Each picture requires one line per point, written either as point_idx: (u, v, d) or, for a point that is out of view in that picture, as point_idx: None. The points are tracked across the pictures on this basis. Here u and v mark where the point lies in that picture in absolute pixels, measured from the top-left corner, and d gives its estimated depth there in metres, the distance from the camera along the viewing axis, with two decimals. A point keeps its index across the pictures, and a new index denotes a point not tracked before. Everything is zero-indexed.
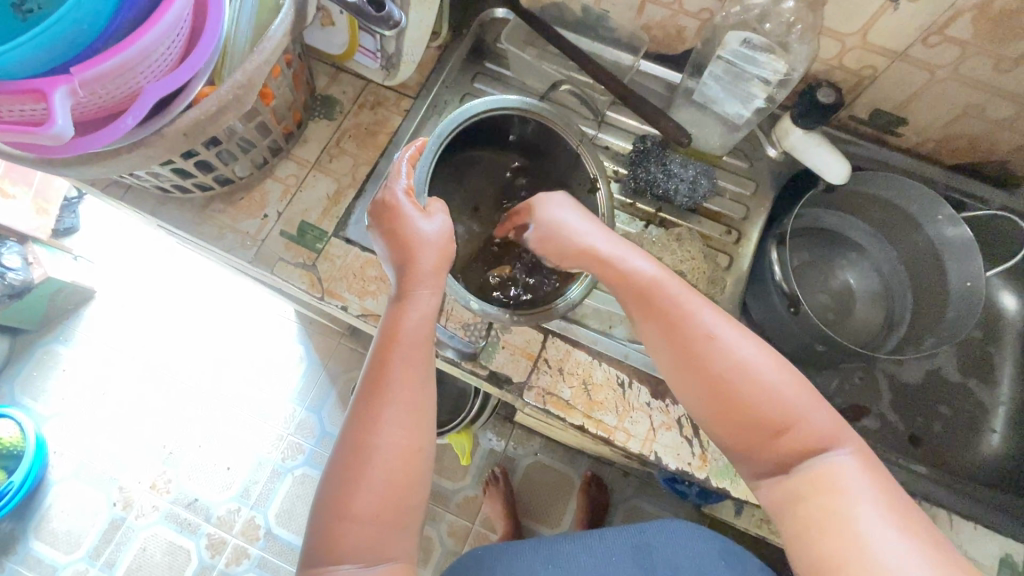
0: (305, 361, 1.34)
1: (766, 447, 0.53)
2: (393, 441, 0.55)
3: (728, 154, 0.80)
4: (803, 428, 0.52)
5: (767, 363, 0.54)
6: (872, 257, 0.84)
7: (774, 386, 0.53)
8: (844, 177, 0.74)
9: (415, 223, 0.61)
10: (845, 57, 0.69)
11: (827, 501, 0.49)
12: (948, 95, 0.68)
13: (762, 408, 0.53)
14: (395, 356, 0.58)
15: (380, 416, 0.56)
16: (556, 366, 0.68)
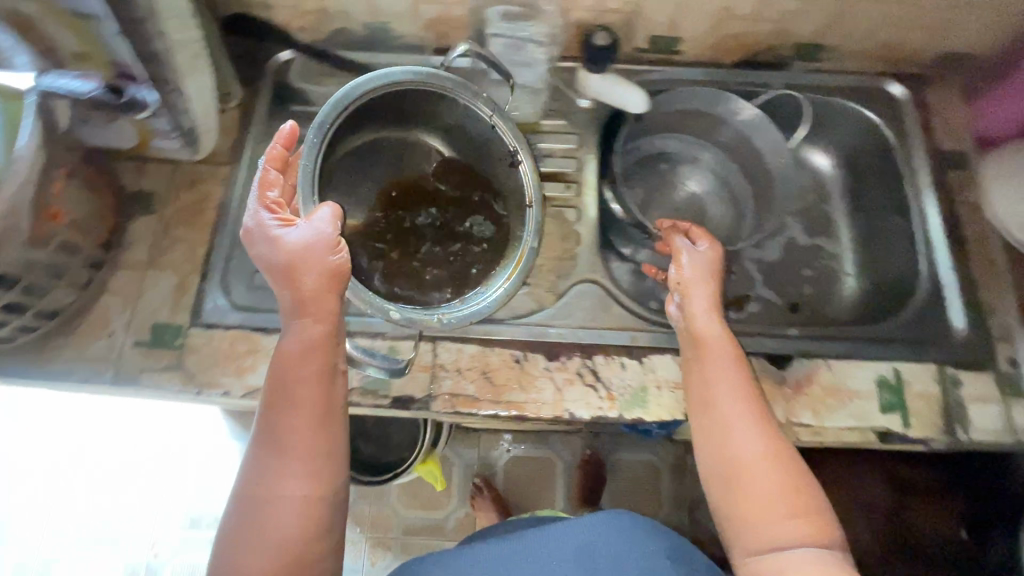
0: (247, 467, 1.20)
1: (745, 506, 0.58)
2: (291, 493, 0.56)
3: (545, 118, 0.83)
4: (787, 524, 0.56)
5: (772, 503, 0.57)
6: (704, 161, 0.90)
7: (776, 503, 0.57)
8: (645, 103, 0.80)
9: (269, 244, 0.57)
10: (604, 0, 0.75)
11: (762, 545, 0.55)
12: (701, 5, 0.76)
13: (758, 484, 0.58)
14: (294, 401, 0.56)
15: (284, 466, 0.56)
16: (452, 367, 0.69)
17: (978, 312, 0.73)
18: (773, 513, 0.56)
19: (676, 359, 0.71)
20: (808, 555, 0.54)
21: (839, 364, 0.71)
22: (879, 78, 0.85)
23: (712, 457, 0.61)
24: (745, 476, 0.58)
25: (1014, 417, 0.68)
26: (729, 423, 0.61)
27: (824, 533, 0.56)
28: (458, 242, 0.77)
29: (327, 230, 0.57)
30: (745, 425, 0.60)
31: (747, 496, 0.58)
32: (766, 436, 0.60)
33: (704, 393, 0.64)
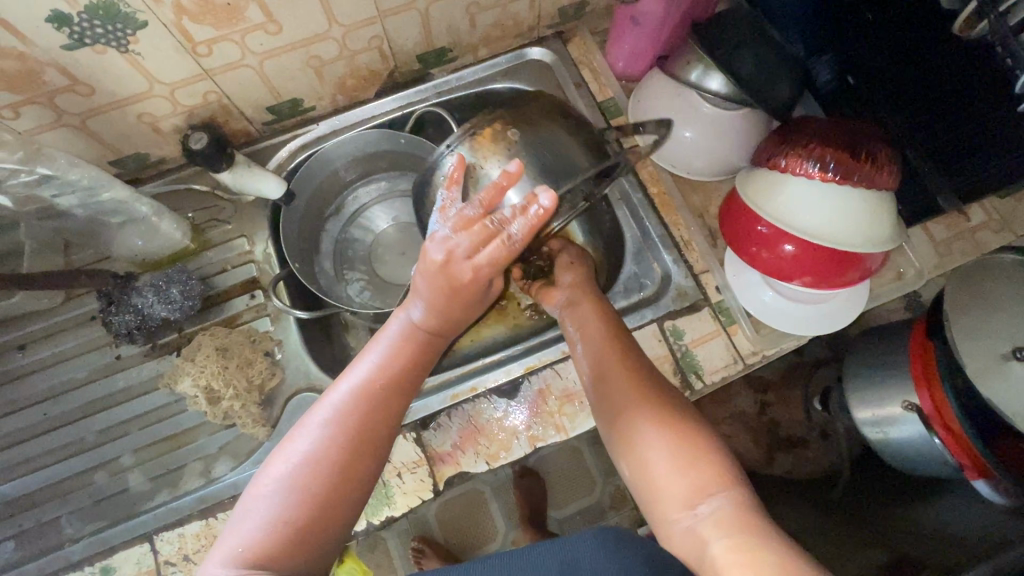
0: None
1: (649, 477, 0.51)
2: (337, 463, 0.47)
3: (205, 234, 0.76)
4: (696, 470, 0.49)
5: (662, 462, 0.50)
6: (395, 193, 0.86)
7: (661, 467, 0.50)
8: (283, 184, 0.74)
9: (452, 280, 0.52)
10: (180, 101, 0.67)
11: (688, 494, 0.48)
12: (288, 66, 0.69)
13: (653, 448, 0.52)
14: (406, 374, 0.53)
15: (331, 477, 0.46)
16: (180, 556, 0.63)
17: (679, 250, 0.72)
18: (667, 478, 0.49)
19: (408, 438, 0.66)
20: (712, 511, 0.46)
21: (566, 364, 0.68)
22: (517, 57, 0.82)
23: (623, 427, 0.55)
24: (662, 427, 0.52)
25: (737, 342, 0.68)
26: (633, 389, 0.56)
27: (719, 478, 0.48)
28: (153, 413, 0.69)
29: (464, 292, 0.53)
30: (626, 397, 0.56)
31: (647, 466, 0.51)
32: (647, 400, 0.55)
33: (600, 382, 0.59)
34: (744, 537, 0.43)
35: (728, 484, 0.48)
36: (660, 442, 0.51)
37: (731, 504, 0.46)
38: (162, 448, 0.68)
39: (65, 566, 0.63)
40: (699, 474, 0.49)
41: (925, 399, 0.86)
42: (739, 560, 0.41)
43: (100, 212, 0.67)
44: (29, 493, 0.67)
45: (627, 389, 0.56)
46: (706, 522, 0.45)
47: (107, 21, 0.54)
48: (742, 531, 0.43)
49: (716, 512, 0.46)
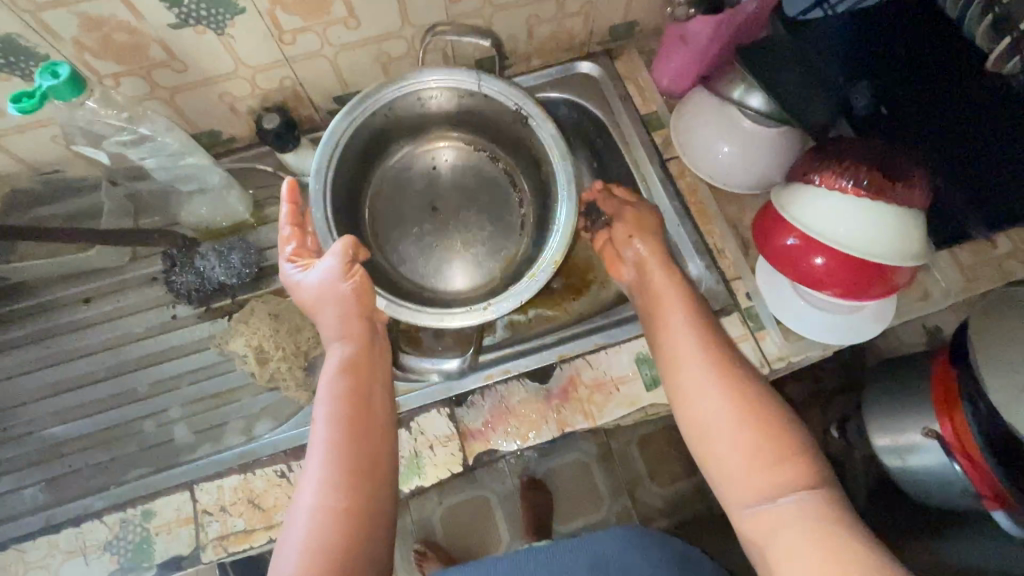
0: None
1: (724, 460, 0.54)
2: (341, 485, 0.51)
3: (264, 209, 0.81)
4: (776, 463, 0.52)
5: (739, 447, 0.54)
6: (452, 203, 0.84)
7: (740, 462, 0.54)
8: None
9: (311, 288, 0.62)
10: (259, 84, 0.73)
11: (765, 482, 0.52)
12: (359, 60, 0.75)
13: (727, 431, 0.55)
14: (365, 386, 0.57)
15: (343, 490, 0.50)
16: (216, 507, 0.65)
17: (712, 256, 0.75)
18: (744, 476, 0.53)
19: (442, 413, 0.68)
20: (792, 503, 0.50)
21: (597, 355, 0.71)
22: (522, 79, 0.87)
23: (698, 405, 0.57)
24: (742, 410, 0.55)
25: (765, 347, 0.70)
26: (708, 366, 0.58)
27: (798, 472, 0.52)
28: (202, 370, 0.73)
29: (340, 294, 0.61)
30: (705, 382, 0.58)
31: (722, 449, 0.55)
32: (725, 377, 0.57)
33: (669, 360, 0.61)
34: (827, 534, 0.47)
35: (805, 474, 0.52)
36: (740, 425, 0.54)
37: (807, 495, 0.50)
38: (208, 404, 0.72)
39: (109, 507, 0.65)
40: (780, 466, 0.52)
41: (945, 425, 0.87)
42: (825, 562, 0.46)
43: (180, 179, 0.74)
44: (80, 436, 0.70)
45: (712, 377, 0.58)
46: (789, 515, 0.49)
47: (213, 5, 0.60)
48: (826, 529, 0.47)
49: (796, 510, 0.49)
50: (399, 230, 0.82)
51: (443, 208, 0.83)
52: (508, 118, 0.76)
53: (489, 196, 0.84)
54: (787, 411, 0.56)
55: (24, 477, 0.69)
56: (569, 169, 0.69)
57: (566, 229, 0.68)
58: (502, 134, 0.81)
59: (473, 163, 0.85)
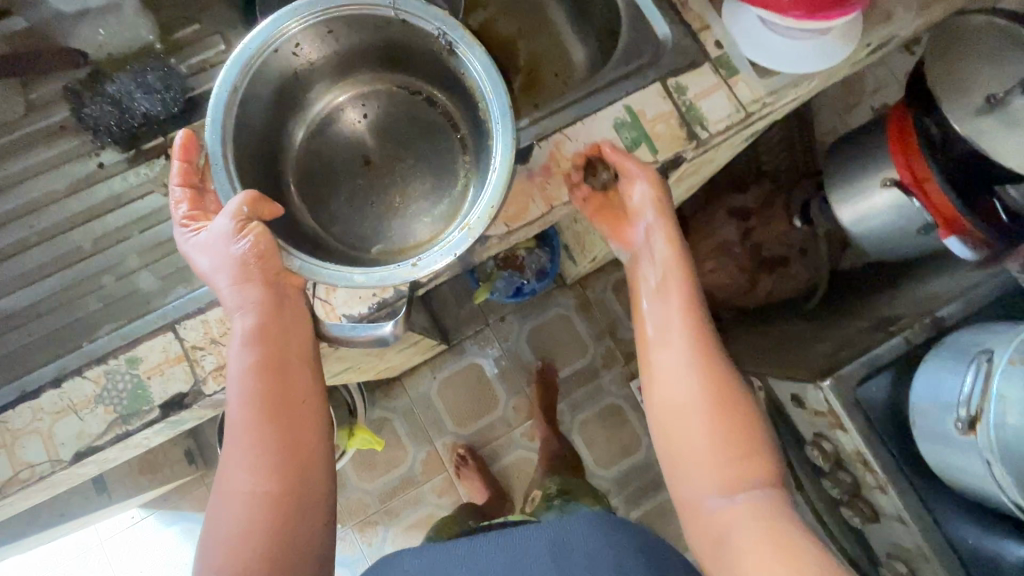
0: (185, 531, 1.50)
1: (694, 454, 0.64)
2: (249, 483, 0.55)
3: (173, 30, 0.70)
4: (733, 465, 0.62)
5: (709, 441, 0.63)
6: (395, 160, 0.76)
7: (701, 443, 0.64)
8: None
9: (209, 262, 0.56)
10: None
11: (709, 471, 0.63)
12: None
13: (696, 431, 0.64)
14: (273, 368, 0.57)
15: (249, 485, 0.55)
16: (207, 340, 0.61)
17: (679, 9, 0.71)
18: (708, 462, 0.63)
19: None
20: (744, 501, 0.59)
21: (575, 128, 0.67)
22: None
23: (669, 398, 0.67)
24: (716, 405, 0.64)
25: (740, 92, 0.69)
26: (696, 350, 0.66)
27: (762, 476, 0.61)
28: (151, 217, 0.66)
29: (227, 280, 0.55)
30: (680, 363, 0.67)
31: (687, 442, 0.65)
32: (708, 362, 0.66)
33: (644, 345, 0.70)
34: (772, 526, 0.56)
35: (757, 476, 0.61)
36: (713, 416, 0.64)
37: (765, 497, 0.59)
38: (168, 249, 0.66)
39: (87, 363, 0.60)
40: (748, 480, 0.61)
41: (903, 171, 0.90)
42: (758, 542, 0.55)
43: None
44: (32, 305, 0.64)
45: (684, 354, 0.67)
46: (739, 508, 0.59)
47: None
48: (770, 521, 0.57)
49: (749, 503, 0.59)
50: (334, 194, 0.74)
51: (375, 160, 0.75)
52: (433, 47, 0.66)
53: (421, 131, 0.77)
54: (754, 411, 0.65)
55: None
56: (485, 59, 0.60)
57: (503, 170, 0.55)
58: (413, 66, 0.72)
59: (408, 107, 0.77)
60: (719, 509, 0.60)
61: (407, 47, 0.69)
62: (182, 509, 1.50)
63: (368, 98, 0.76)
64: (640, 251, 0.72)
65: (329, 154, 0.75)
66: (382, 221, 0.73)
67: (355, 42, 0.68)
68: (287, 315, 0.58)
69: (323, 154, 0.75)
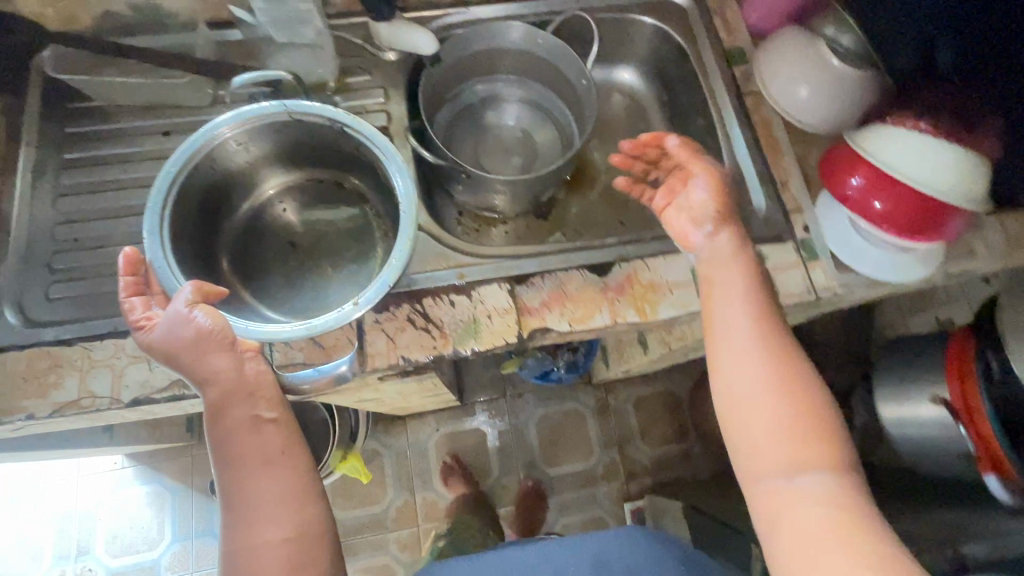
0: (161, 489, 1.47)
1: (773, 527, 0.54)
2: (269, 531, 0.61)
3: (350, 76, 0.82)
4: (819, 510, 0.52)
5: (817, 524, 0.52)
6: (324, 240, 0.87)
7: (816, 523, 0.52)
8: (434, 45, 0.80)
9: (170, 340, 0.60)
10: None
11: (799, 510, 0.53)
12: None
13: (799, 509, 0.53)
14: (243, 428, 0.62)
15: (257, 525, 0.61)
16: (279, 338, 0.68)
17: (778, 189, 0.78)
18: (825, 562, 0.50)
19: (502, 286, 0.71)
20: (810, 484, 0.54)
21: (655, 261, 0.74)
22: (535, 31, 0.83)
23: (780, 455, 0.56)
24: (772, 439, 0.56)
25: (815, 276, 0.74)
26: (771, 431, 0.57)
27: (865, 538, 0.50)
28: None
29: (182, 355, 0.60)
30: (755, 368, 0.59)
31: (790, 520, 0.53)
32: (816, 438, 0.56)
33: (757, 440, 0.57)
34: (845, 515, 0.52)
35: (812, 466, 0.55)
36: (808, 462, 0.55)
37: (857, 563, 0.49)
38: None
39: None
40: (799, 481, 0.54)
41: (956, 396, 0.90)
42: (852, 549, 0.50)
43: (290, 29, 0.76)
44: None
45: (793, 456, 0.55)
46: (812, 492, 0.53)
47: None
48: (848, 513, 0.52)
49: (806, 485, 0.54)
50: (266, 265, 0.85)
51: (301, 242, 0.87)
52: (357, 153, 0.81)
53: (340, 214, 0.88)
54: (848, 458, 0.55)
55: (92, 287, 0.71)
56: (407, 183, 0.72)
57: (394, 271, 0.67)
58: (332, 160, 0.85)
59: (334, 192, 0.89)
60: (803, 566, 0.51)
61: (334, 148, 0.83)
62: (160, 471, 1.47)
63: (298, 182, 0.88)
64: (722, 337, 0.61)
65: (260, 226, 0.87)
66: (301, 293, 0.83)
67: (263, 149, 0.81)
68: (250, 426, 0.62)
69: (257, 223, 0.87)
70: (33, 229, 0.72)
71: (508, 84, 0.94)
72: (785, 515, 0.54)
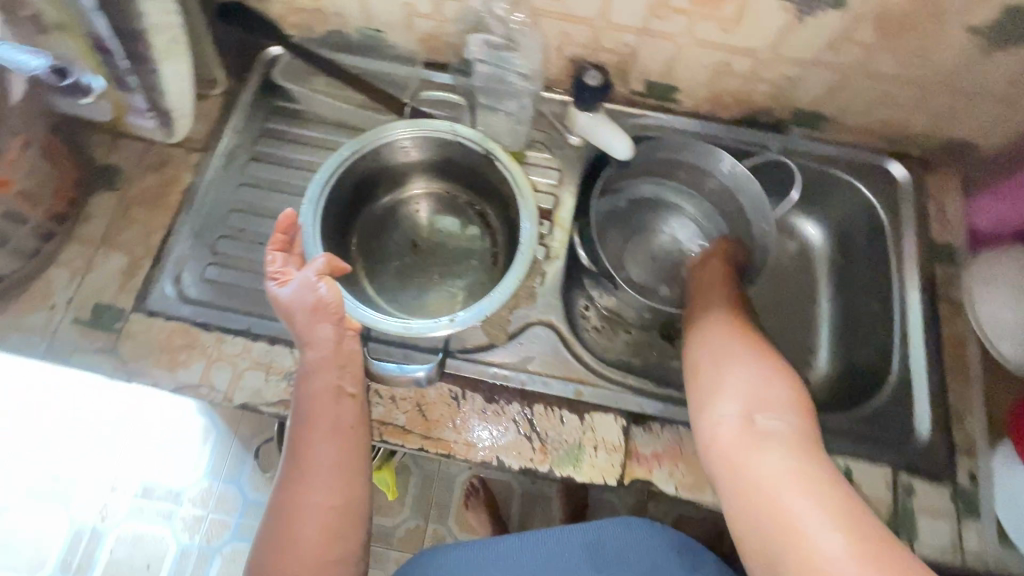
0: (204, 437, 1.25)
1: (715, 414, 0.60)
2: (316, 501, 0.58)
3: (531, 149, 0.81)
4: (776, 396, 0.59)
5: (740, 393, 0.60)
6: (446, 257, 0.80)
7: (740, 405, 0.59)
8: (630, 152, 0.77)
9: (292, 300, 0.61)
10: (601, 39, 0.72)
11: (751, 447, 0.56)
12: (699, 58, 0.72)
13: (724, 389, 0.61)
14: (328, 395, 0.60)
15: (304, 489, 0.58)
16: (387, 394, 0.67)
17: (949, 418, 0.70)
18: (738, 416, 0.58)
19: (618, 420, 0.68)
20: (780, 429, 0.57)
21: None
22: (735, 161, 0.77)
23: (700, 363, 0.65)
24: (709, 371, 0.63)
25: (967, 536, 0.64)
26: (721, 352, 0.64)
27: (781, 414, 0.58)
28: None
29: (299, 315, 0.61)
30: (738, 371, 0.62)
31: (719, 395, 0.61)
32: (745, 343, 0.65)
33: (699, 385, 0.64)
34: (809, 466, 0.54)
35: (767, 384, 0.60)
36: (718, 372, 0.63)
37: (788, 455, 0.55)
38: None
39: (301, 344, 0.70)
40: (735, 372, 0.62)
41: None
42: (799, 479, 0.52)
43: (495, 97, 0.77)
44: None
45: (739, 344, 0.65)
46: (775, 440, 0.56)
47: None
48: (800, 460, 0.54)
49: (773, 454, 0.55)
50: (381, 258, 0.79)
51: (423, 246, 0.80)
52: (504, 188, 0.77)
53: (468, 236, 0.81)
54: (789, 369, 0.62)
55: (242, 279, 0.74)
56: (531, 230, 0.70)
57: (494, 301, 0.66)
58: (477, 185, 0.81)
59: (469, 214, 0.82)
60: (756, 475, 0.54)
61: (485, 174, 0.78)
62: (210, 408, 1.25)
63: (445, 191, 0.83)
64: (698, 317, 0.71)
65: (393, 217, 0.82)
66: (405, 303, 0.76)
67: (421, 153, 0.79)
68: (333, 397, 0.60)
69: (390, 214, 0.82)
70: (212, 207, 0.77)
71: (687, 198, 0.86)
72: (764, 506, 0.52)
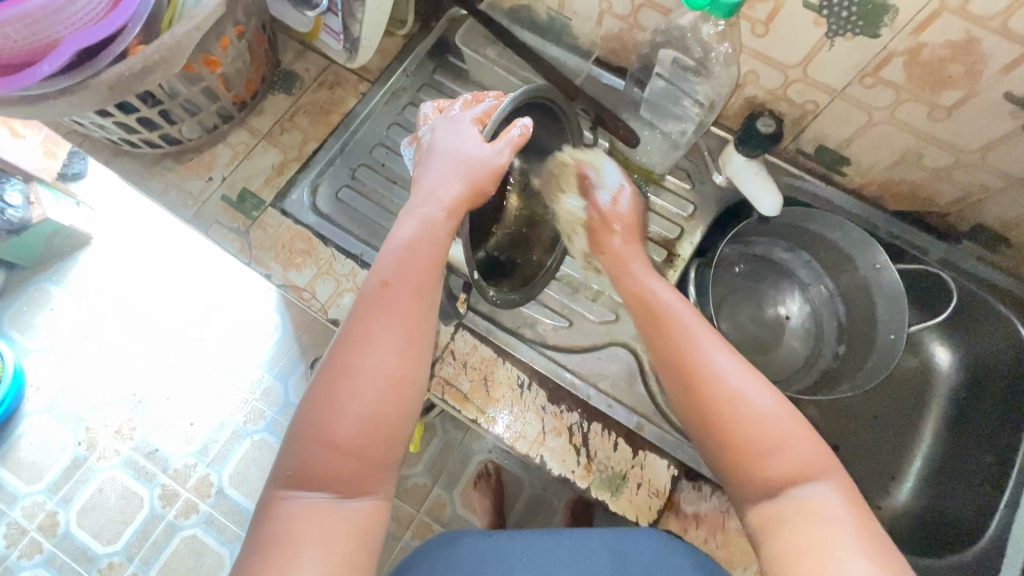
0: (279, 331, 1.35)
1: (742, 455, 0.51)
2: (375, 366, 0.51)
3: (671, 174, 0.79)
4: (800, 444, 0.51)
5: (747, 393, 0.52)
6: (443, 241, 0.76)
7: (761, 431, 0.51)
8: (775, 210, 0.74)
9: (477, 162, 0.58)
10: (789, 89, 0.68)
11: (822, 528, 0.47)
12: (887, 138, 0.67)
13: (737, 412, 0.52)
14: (428, 265, 0.55)
15: (362, 348, 0.51)
16: (460, 358, 0.69)
17: None
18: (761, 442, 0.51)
19: (670, 468, 0.66)
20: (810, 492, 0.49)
21: None
22: (887, 259, 0.71)
23: (755, 395, 0.52)
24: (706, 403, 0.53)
25: None
26: (740, 371, 0.54)
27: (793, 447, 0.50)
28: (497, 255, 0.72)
29: (455, 180, 0.58)
30: (721, 347, 0.55)
31: (731, 425, 0.52)
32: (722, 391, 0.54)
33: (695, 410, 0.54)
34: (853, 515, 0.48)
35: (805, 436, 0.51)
36: (717, 407, 0.52)
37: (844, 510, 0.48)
38: None
39: None
40: (774, 432, 0.51)
41: None
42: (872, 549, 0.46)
43: (659, 114, 0.76)
44: None
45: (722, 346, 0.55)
46: (816, 504, 0.49)
47: (859, 14, 0.55)
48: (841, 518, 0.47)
49: (817, 496, 0.49)
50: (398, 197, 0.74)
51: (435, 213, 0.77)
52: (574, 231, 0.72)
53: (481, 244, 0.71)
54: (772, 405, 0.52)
55: (368, 208, 0.79)
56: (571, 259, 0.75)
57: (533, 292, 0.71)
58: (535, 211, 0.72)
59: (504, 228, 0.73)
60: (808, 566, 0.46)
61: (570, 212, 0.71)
62: (285, 306, 1.34)
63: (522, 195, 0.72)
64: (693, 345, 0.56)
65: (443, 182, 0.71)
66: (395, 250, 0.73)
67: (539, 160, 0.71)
68: (433, 277, 0.55)
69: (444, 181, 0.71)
70: (363, 136, 0.82)
71: (816, 275, 0.82)
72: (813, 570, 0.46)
